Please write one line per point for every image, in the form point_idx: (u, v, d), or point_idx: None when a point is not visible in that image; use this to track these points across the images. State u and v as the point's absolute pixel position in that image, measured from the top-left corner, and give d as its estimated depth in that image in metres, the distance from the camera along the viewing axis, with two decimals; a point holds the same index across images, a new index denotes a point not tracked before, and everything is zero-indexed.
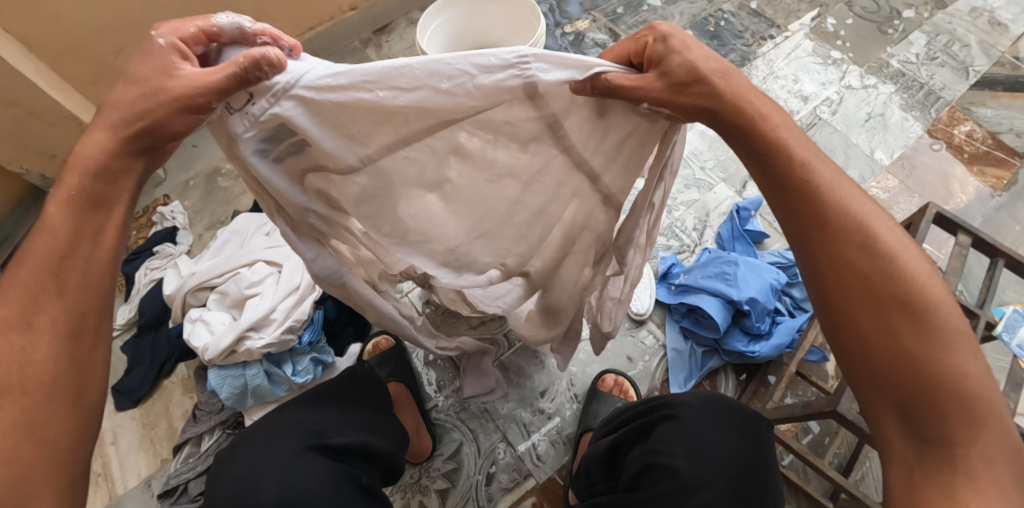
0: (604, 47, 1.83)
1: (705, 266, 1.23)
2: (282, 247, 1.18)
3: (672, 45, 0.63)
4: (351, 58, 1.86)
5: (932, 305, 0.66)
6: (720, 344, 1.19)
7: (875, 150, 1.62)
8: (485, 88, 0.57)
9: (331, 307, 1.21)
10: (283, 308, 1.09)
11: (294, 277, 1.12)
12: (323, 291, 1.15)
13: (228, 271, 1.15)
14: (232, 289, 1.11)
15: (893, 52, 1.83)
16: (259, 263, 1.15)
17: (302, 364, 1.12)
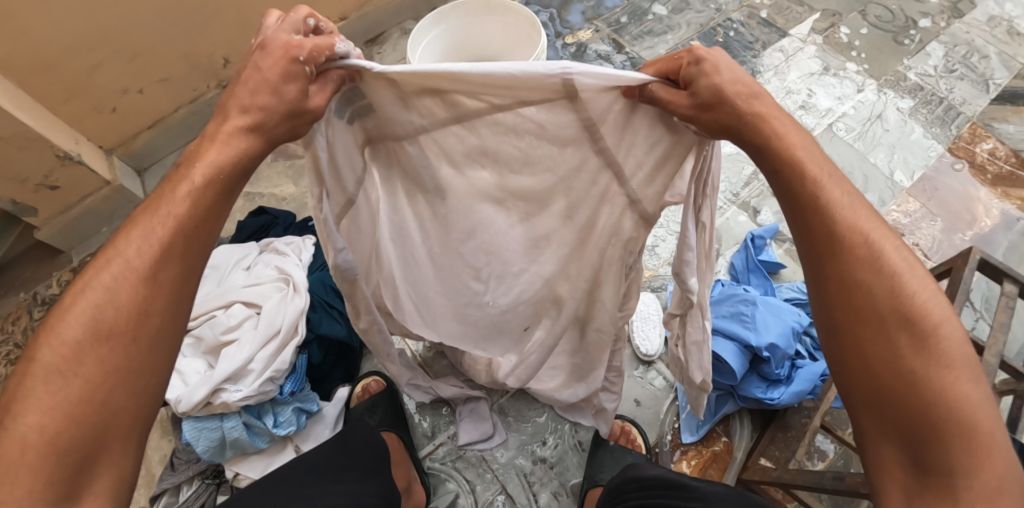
0: (608, 59, 1.74)
1: (719, 304, 1.12)
2: (262, 287, 1.10)
3: (705, 69, 0.55)
4: None
5: (937, 322, 0.53)
6: (735, 390, 1.10)
7: (895, 171, 1.54)
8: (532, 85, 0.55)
9: (316, 351, 1.12)
10: (262, 357, 1.00)
11: (274, 322, 1.04)
12: (306, 335, 1.07)
13: (203, 313, 1.07)
14: (207, 334, 1.03)
15: (910, 64, 1.74)
16: (237, 305, 1.07)
17: (285, 415, 1.05)
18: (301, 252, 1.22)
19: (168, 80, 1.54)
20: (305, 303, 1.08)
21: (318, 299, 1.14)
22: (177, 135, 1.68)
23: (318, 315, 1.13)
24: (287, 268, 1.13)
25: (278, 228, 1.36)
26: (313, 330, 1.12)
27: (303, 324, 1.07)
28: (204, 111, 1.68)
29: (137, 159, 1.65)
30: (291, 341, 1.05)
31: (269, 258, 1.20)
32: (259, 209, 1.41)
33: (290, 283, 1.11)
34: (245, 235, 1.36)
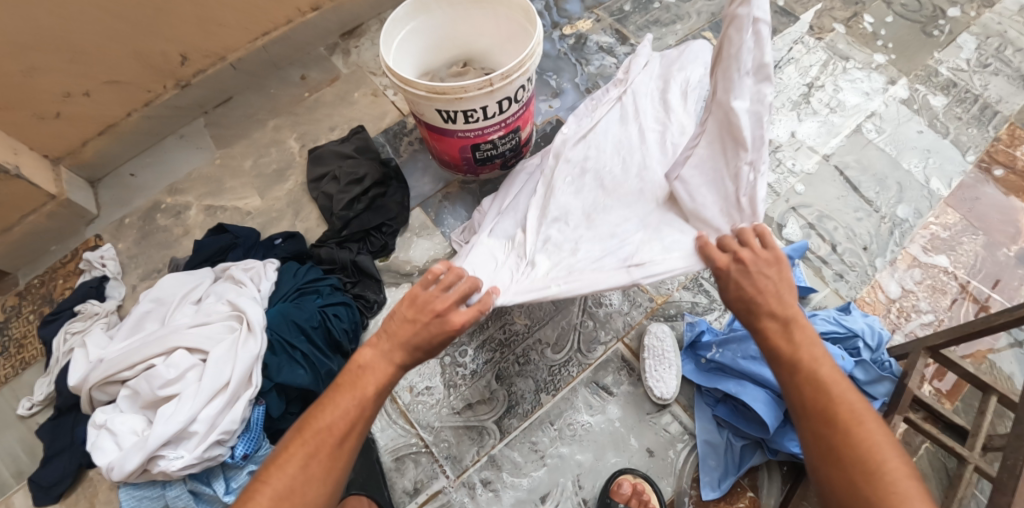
0: (612, 52, 1.50)
1: (747, 343, 0.97)
2: (209, 328, 0.95)
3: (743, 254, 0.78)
4: (315, 67, 1.60)
5: (881, 469, 0.62)
6: (766, 442, 0.95)
7: (929, 178, 1.34)
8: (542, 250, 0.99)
9: (275, 402, 0.95)
10: (206, 418, 0.86)
11: (222, 372, 0.90)
12: (259, 387, 0.91)
13: (140, 363, 0.93)
14: (144, 389, 0.89)
15: (941, 58, 1.52)
16: (179, 351, 0.92)
17: (238, 481, 0.90)
18: (260, 282, 1.08)
19: (119, 81, 1.37)
20: (261, 348, 0.93)
21: (279, 340, 0.99)
22: (133, 142, 1.50)
23: (278, 361, 0.97)
24: (240, 304, 0.97)
25: (238, 250, 1.20)
26: (272, 378, 0.96)
27: (259, 372, 0.92)
28: (162, 115, 1.49)
29: (89, 170, 1.48)
30: (244, 393, 0.90)
31: (223, 289, 1.05)
32: (219, 226, 1.25)
33: (244, 322, 0.95)
34: (201, 258, 1.19)
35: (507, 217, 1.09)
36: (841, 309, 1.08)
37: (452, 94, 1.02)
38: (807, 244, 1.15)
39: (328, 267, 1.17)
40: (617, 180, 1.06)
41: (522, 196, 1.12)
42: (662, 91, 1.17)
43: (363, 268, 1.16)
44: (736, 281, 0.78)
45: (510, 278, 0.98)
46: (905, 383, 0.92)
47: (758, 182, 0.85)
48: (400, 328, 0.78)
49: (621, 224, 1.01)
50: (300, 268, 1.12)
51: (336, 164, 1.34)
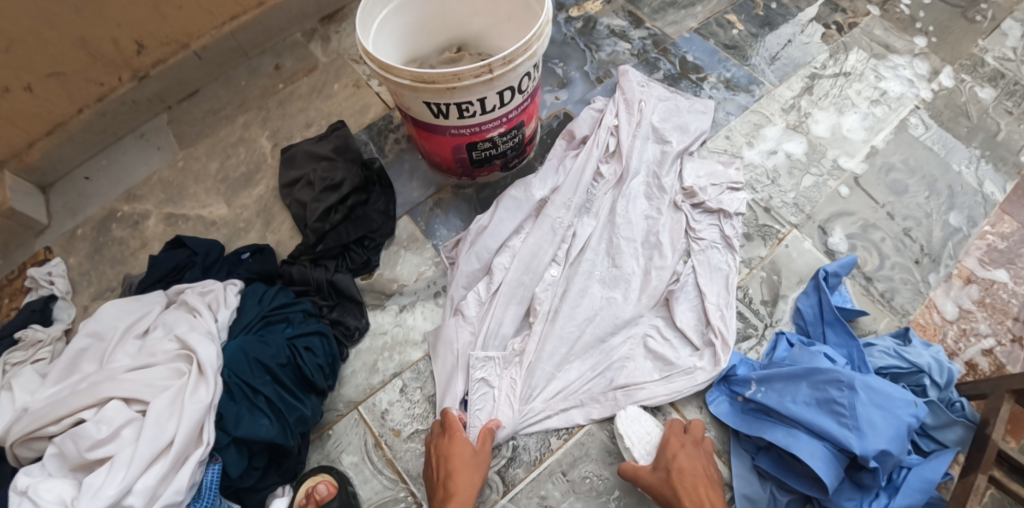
0: (624, 37, 1.33)
1: (797, 383, 0.82)
2: (152, 373, 0.81)
3: (684, 448, 0.84)
4: (290, 55, 1.43)
5: None
6: (818, 501, 0.80)
7: (983, 180, 1.17)
8: (540, 334, 0.95)
9: (234, 460, 0.80)
10: (144, 488, 0.71)
11: (164, 430, 0.75)
12: (210, 446, 0.77)
13: (69, 415, 0.77)
14: (69, 450, 0.74)
15: (987, 46, 1.34)
16: (114, 403, 0.77)
17: None
18: (218, 309, 0.93)
19: (64, 73, 1.19)
20: (213, 397, 0.79)
21: (238, 384, 0.83)
22: (86, 142, 1.32)
23: (236, 410, 0.82)
24: (190, 342, 0.83)
25: (196, 269, 1.03)
26: (228, 431, 0.80)
27: (210, 427, 0.78)
28: (118, 111, 1.32)
29: (38, 175, 1.30)
30: (193, 454, 0.76)
31: (173, 320, 0.90)
32: (177, 239, 1.08)
33: (194, 364, 0.81)
34: (154, 278, 1.03)
35: (502, 305, 0.97)
36: (899, 336, 0.93)
37: (443, 83, 0.85)
38: (857, 259, 1.00)
39: (300, 289, 1.01)
40: (616, 276, 0.99)
41: (514, 271, 0.99)
42: (660, 163, 1.10)
43: (341, 289, 1.00)
44: (685, 457, 0.82)
45: (510, 400, 0.91)
46: (987, 433, 0.76)
47: (722, 307, 0.96)
48: (435, 472, 0.83)
49: (620, 325, 0.95)
50: (266, 292, 0.96)
51: (311, 166, 1.17)
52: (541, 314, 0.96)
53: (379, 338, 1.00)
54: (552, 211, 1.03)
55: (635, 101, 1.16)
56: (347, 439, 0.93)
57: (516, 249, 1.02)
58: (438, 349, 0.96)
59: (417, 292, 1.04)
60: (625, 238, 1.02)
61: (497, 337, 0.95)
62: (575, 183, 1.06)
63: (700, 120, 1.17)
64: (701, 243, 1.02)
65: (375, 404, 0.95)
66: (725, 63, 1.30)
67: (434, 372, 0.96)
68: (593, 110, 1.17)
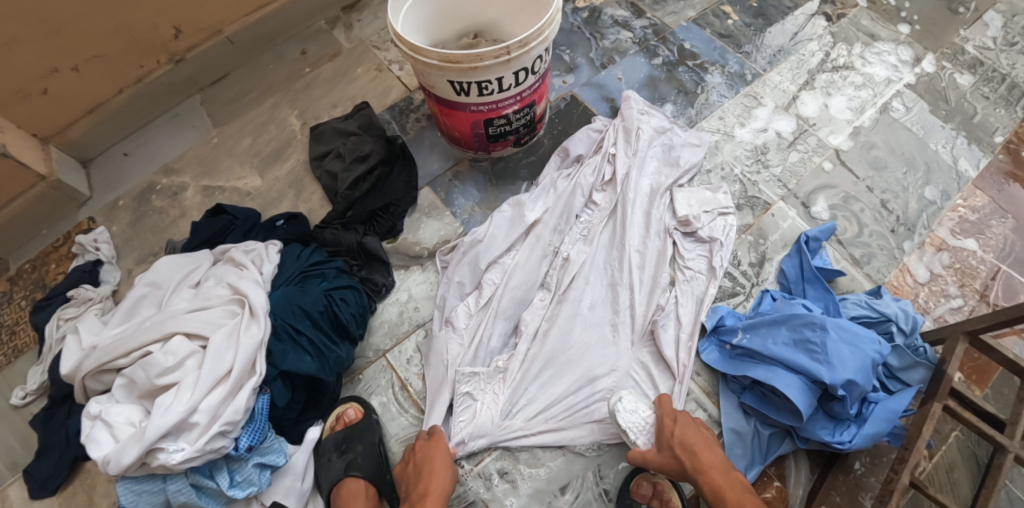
0: (627, 26, 1.44)
1: (777, 327, 0.93)
2: (209, 313, 0.92)
3: (682, 420, 0.91)
4: (314, 41, 1.53)
5: None
6: (796, 430, 0.91)
7: (958, 158, 1.27)
8: (522, 352, 1.01)
9: (280, 392, 0.92)
10: (208, 408, 0.83)
11: (223, 360, 0.86)
12: (261, 376, 0.88)
13: (135, 349, 0.88)
14: (139, 377, 0.85)
15: (968, 36, 1.44)
16: (177, 337, 0.88)
17: (243, 474, 0.87)
18: (262, 264, 1.03)
19: (106, 55, 1.30)
20: (263, 334, 0.90)
21: (284, 325, 0.95)
22: (125, 120, 1.43)
23: (283, 348, 0.93)
24: (241, 288, 0.94)
25: (237, 232, 1.14)
26: (276, 365, 0.92)
27: (262, 359, 0.89)
28: (154, 92, 1.43)
29: (79, 151, 1.40)
30: (247, 382, 0.87)
31: (224, 272, 1.00)
32: (217, 207, 1.18)
33: (246, 306, 0.92)
34: (198, 240, 1.13)
35: (491, 320, 1.03)
36: (872, 292, 1.03)
37: (466, 62, 0.96)
38: (835, 225, 1.10)
39: (333, 250, 1.11)
40: (603, 304, 1.05)
41: (506, 288, 1.05)
42: (650, 199, 1.13)
43: (370, 250, 1.11)
44: (683, 429, 0.89)
45: (491, 413, 0.97)
46: (943, 369, 0.87)
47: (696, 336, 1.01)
48: (413, 474, 0.89)
49: (613, 309, 1.04)
50: (303, 250, 1.07)
51: (339, 141, 1.28)
52: (525, 335, 1.02)
53: (403, 295, 1.11)
54: (542, 231, 1.09)
55: (632, 128, 1.19)
56: (376, 381, 1.04)
57: (507, 266, 1.07)
58: (428, 355, 1.03)
59: (438, 253, 1.15)
60: (612, 273, 1.07)
61: (485, 352, 1.01)
62: (565, 208, 1.11)
63: (693, 153, 1.21)
64: (686, 272, 1.06)
65: (401, 352, 1.06)
66: (721, 51, 1.40)
67: (426, 384, 1.02)
68: (592, 131, 1.22)
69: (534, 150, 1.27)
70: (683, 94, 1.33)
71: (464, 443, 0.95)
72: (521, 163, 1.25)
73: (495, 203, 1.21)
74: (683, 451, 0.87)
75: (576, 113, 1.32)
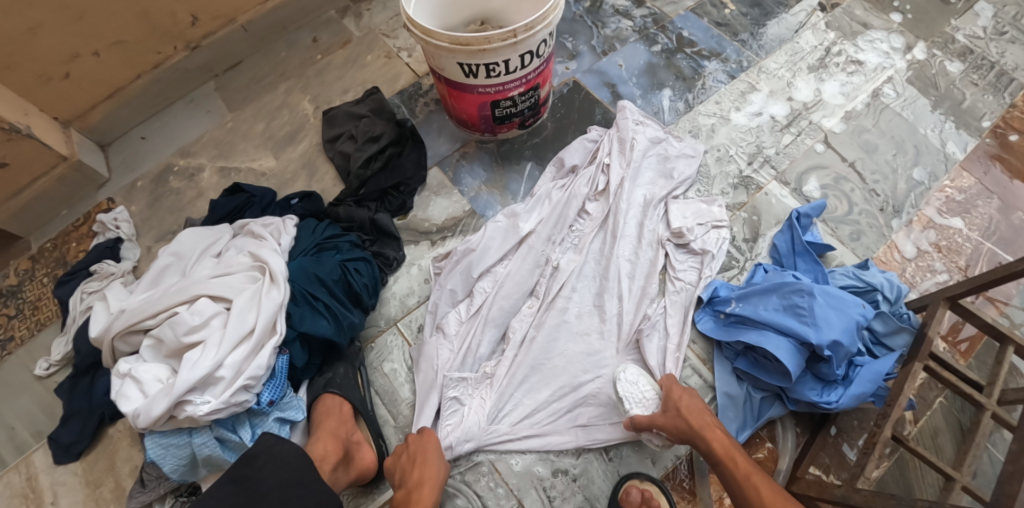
0: (628, 16, 1.49)
1: (768, 295, 0.98)
2: (232, 278, 0.98)
3: (689, 391, 0.95)
4: (325, 30, 1.58)
5: None
6: (787, 392, 0.96)
7: (946, 142, 1.32)
8: (510, 361, 1.03)
9: (298, 352, 0.99)
10: (233, 363, 0.89)
11: (246, 319, 0.92)
12: (282, 336, 0.94)
13: (163, 311, 0.94)
14: (167, 336, 0.91)
15: (959, 25, 1.48)
16: (202, 299, 0.94)
17: (265, 427, 0.94)
18: (280, 236, 1.09)
19: (127, 42, 1.35)
20: (283, 297, 0.96)
21: (301, 292, 1.00)
22: (143, 105, 1.49)
23: (301, 312, 0.99)
24: (262, 256, 1.00)
25: (255, 208, 1.19)
26: (295, 328, 0.98)
27: (282, 321, 0.95)
28: (171, 78, 1.48)
29: (98, 134, 1.46)
30: (268, 342, 0.93)
31: (244, 243, 1.07)
32: (234, 186, 1.23)
33: (266, 272, 0.98)
34: (216, 217, 1.19)
35: (480, 328, 1.05)
36: (860, 265, 1.08)
37: (475, 45, 1.01)
38: (825, 202, 1.15)
39: (346, 225, 1.17)
40: (589, 313, 1.07)
41: (496, 296, 1.06)
42: (645, 209, 1.14)
43: (381, 226, 1.16)
44: (691, 398, 0.93)
45: (478, 417, 0.99)
46: (924, 333, 0.92)
47: (680, 348, 1.03)
48: (404, 469, 0.91)
49: (609, 282, 1.08)
50: (318, 225, 1.13)
51: (351, 124, 1.34)
52: (513, 342, 1.04)
53: (413, 268, 1.17)
54: (537, 243, 1.10)
55: (627, 139, 1.20)
56: (388, 350, 1.09)
57: (499, 275, 1.09)
58: (421, 360, 1.05)
59: (446, 229, 1.20)
60: (600, 282, 1.09)
61: (475, 358, 1.04)
62: (559, 218, 1.12)
63: (688, 165, 1.21)
64: (677, 283, 1.08)
65: (412, 322, 1.11)
66: (718, 39, 1.45)
67: (415, 385, 1.05)
68: (587, 141, 1.24)
69: (538, 132, 1.32)
70: (681, 80, 1.39)
71: (452, 447, 0.98)
72: (526, 145, 1.31)
73: (500, 182, 1.26)
74: (693, 413, 0.90)
75: (578, 98, 1.37)
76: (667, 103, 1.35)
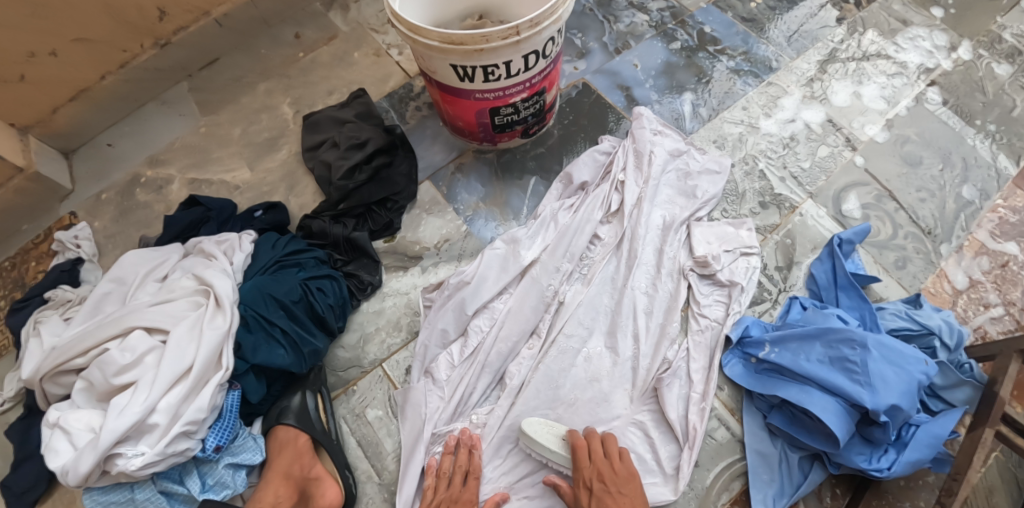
0: (643, 9, 1.34)
1: (810, 342, 0.85)
2: (173, 306, 0.84)
3: (592, 479, 0.80)
4: (310, 24, 1.43)
5: None
6: (828, 455, 0.83)
7: (997, 155, 1.18)
8: (511, 415, 0.90)
9: (253, 387, 0.86)
10: (168, 407, 0.75)
11: (186, 354, 0.79)
12: (227, 370, 0.80)
13: (94, 348, 0.80)
14: (96, 379, 0.77)
15: (1006, 23, 1.33)
16: (136, 332, 0.80)
17: (215, 476, 0.82)
18: (233, 254, 0.96)
19: (91, 39, 1.21)
20: (230, 325, 0.82)
21: (254, 316, 0.88)
22: (112, 108, 1.35)
23: (254, 340, 0.86)
24: (207, 277, 0.86)
25: (212, 224, 1.06)
26: (247, 359, 0.85)
27: (229, 353, 0.81)
28: (140, 78, 1.33)
29: (62, 140, 1.32)
30: (212, 377, 0.79)
31: (191, 264, 0.93)
32: (191, 199, 1.10)
33: (211, 296, 0.85)
34: (170, 235, 1.05)
35: (475, 373, 0.91)
36: (911, 301, 0.95)
37: (471, 44, 0.87)
38: (870, 226, 1.01)
39: (319, 243, 1.04)
40: (600, 355, 0.93)
41: (493, 338, 0.93)
42: (665, 232, 1.01)
43: (358, 245, 1.03)
44: (597, 499, 0.78)
45: None
46: (994, 390, 0.79)
47: (706, 397, 0.90)
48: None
49: (620, 317, 0.95)
50: (280, 239, 1.00)
51: (335, 130, 1.20)
52: (510, 390, 0.91)
53: (402, 298, 1.03)
54: (541, 275, 0.96)
55: (645, 152, 1.06)
56: (372, 394, 0.96)
57: (497, 312, 0.95)
58: (405, 407, 0.92)
59: (440, 253, 1.07)
60: (611, 319, 0.95)
61: (466, 406, 0.91)
62: (568, 246, 0.98)
63: (712, 182, 1.07)
64: (701, 321, 0.95)
65: (399, 362, 0.98)
66: (743, 36, 1.30)
67: (400, 437, 0.91)
68: (598, 152, 1.09)
69: (543, 141, 1.18)
70: (703, 82, 1.24)
71: None
72: (529, 155, 1.17)
73: (500, 198, 1.12)
74: None
75: (588, 101, 1.22)
76: (688, 109, 1.21)
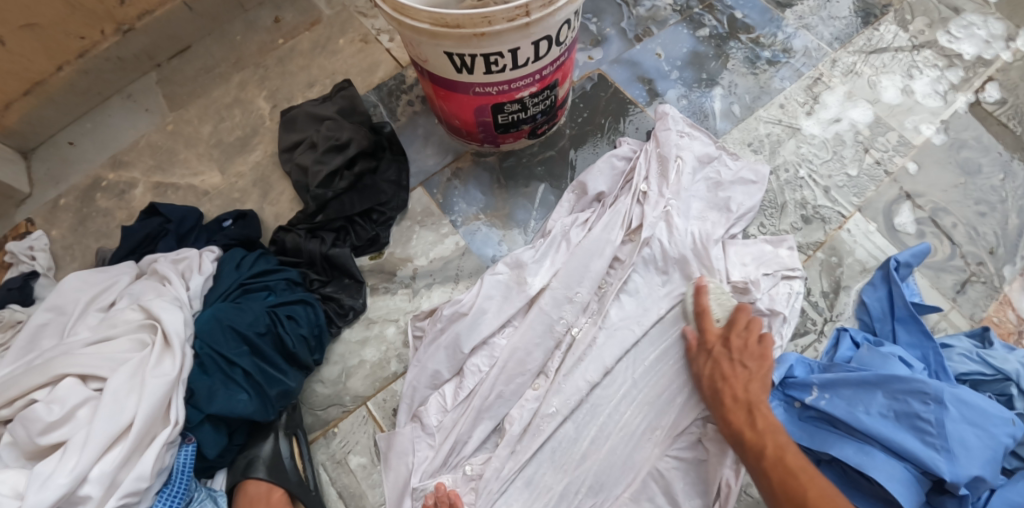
0: None
1: (870, 392, 0.74)
2: (114, 346, 0.72)
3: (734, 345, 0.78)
4: (290, 6, 1.27)
5: None
6: None
7: None
8: (509, 467, 0.77)
9: (210, 439, 0.74)
10: (102, 476, 0.63)
11: (125, 409, 0.67)
12: (175, 427, 0.69)
13: (19, 398, 0.68)
14: (19, 437, 0.65)
15: None
16: (68, 380, 0.68)
17: None
18: (191, 277, 0.83)
19: (40, 25, 1.04)
20: (179, 370, 0.71)
21: (211, 356, 0.75)
22: (69, 102, 1.18)
23: (209, 384, 0.74)
24: (154, 311, 0.74)
25: (170, 238, 0.92)
26: (202, 408, 0.73)
27: (179, 405, 0.70)
28: (101, 69, 1.17)
29: (18, 139, 1.16)
30: (159, 434, 0.68)
31: (141, 290, 0.80)
32: (151, 208, 0.97)
33: (159, 335, 0.73)
34: (126, 249, 0.92)
35: (470, 420, 0.79)
36: (980, 336, 0.82)
37: (470, 28, 0.73)
38: (930, 246, 0.87)
39: (293, 261, 0.91)
40: (620, 397, 0.80)
41: (492, 379, 0.80)
42: (695, 252, 0.87)
43: (337, 263, 0.90)
44: (714, 361, 0.77)
45: None
46: None
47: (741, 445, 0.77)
48: None
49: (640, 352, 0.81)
50: (246, 257, 0.87)
51: (314, 129, 1.06)
52: (509, 438, 0.79)
53: (390, 326, 0.91)
54: (550, 304, 0.83)
55: (670, 157, 0.92)
56: (355, 438, 0.84)
57: (499, 348, 0.83)
58: (390, 457, 0.80)
59: (433, 273, 0.94)
60: (630, 355, 0.82)
61: (458, 457, 0.79)
62: (582, 268, 0.85)
63: (747, 193, 0.94)
64: None
65: (386, 400, 0.86)
66: (779, 22, 1.15)
67: (384, 492, 0.79)
68: (616, 158, 0.96)
69: (553, 143, 1.04)
70: (735, 75, 1.10)
71: None
72: (536, 159, 1.03)
73: (503, 209, 0.99)
74: (731, 361, 0.77)
75: (604, 96, 1.08)
76: (718, 106, 1.07)
